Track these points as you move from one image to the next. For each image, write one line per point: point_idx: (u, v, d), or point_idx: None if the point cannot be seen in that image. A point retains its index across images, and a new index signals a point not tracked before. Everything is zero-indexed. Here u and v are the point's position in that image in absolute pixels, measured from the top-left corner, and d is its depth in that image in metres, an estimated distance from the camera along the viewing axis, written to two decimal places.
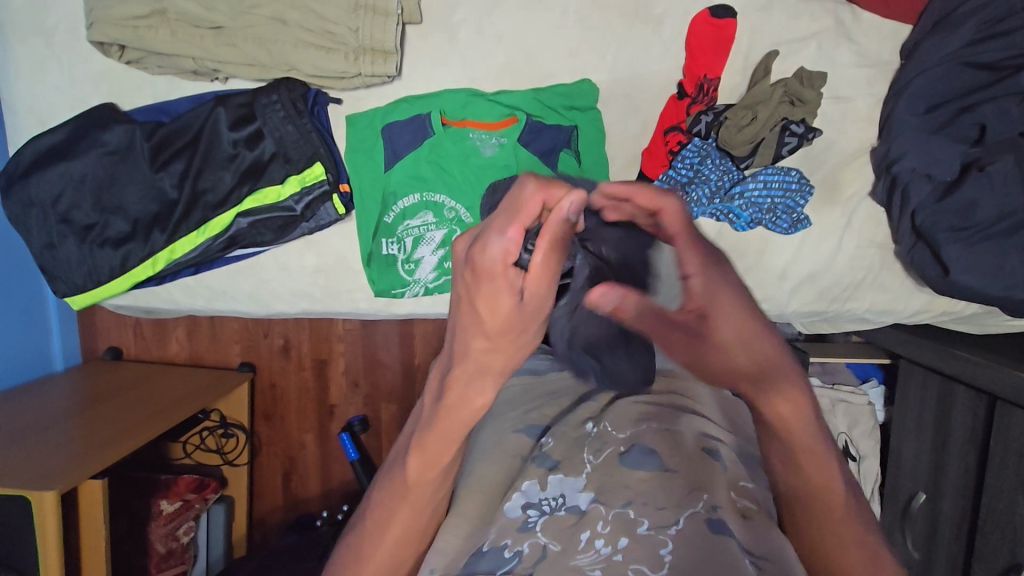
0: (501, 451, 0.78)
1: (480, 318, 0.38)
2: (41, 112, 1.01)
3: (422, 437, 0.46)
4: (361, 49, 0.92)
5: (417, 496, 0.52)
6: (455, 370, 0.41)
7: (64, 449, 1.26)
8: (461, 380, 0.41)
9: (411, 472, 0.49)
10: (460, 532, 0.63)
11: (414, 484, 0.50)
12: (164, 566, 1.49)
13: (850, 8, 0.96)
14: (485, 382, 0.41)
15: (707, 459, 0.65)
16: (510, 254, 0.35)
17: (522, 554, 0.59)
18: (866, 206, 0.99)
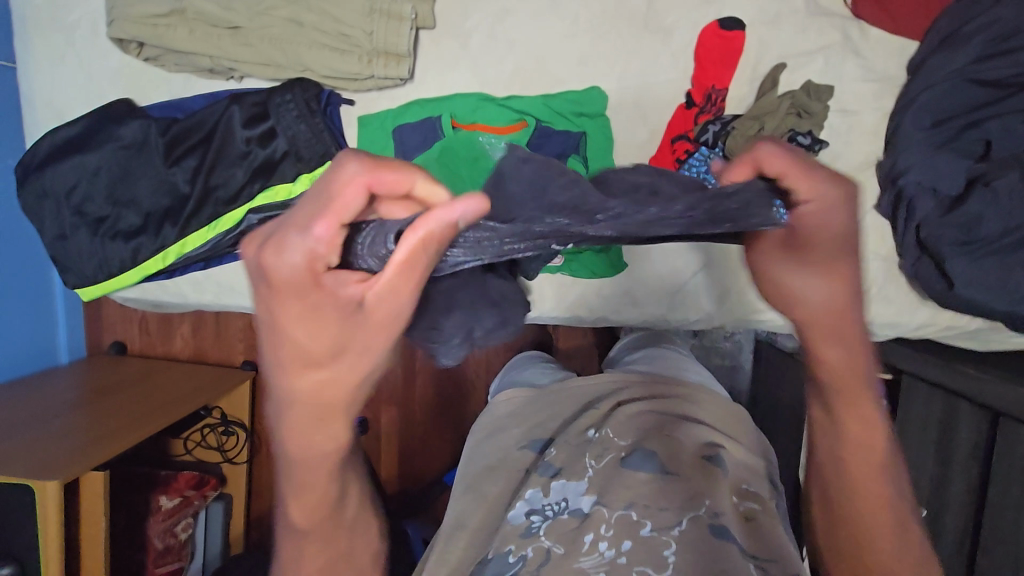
0: (504, 466, 0.77)
1: (297, 336, 0.37)
2: (59, 106, 1.03)
3: (296, 479, 0.48)
4: (375, 52, 0.93)
5: (310, 509, 0.52)
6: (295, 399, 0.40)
7: (66, 442, 1.26)
8: (305, 409, 0.41)
9: (296, 510, 0.52)
10: (461, 542, 0.69)
11: (309, 496, 0.50)
12: (161, 563, 1.50)
13: (858, 24, 0.96)
14: (335, 408, 0.42)
15: (707, 464, 0.66)
16: (325, 255, 0.35)
17: (526, 558, 0.60)
18: (871, 219, 1.00)
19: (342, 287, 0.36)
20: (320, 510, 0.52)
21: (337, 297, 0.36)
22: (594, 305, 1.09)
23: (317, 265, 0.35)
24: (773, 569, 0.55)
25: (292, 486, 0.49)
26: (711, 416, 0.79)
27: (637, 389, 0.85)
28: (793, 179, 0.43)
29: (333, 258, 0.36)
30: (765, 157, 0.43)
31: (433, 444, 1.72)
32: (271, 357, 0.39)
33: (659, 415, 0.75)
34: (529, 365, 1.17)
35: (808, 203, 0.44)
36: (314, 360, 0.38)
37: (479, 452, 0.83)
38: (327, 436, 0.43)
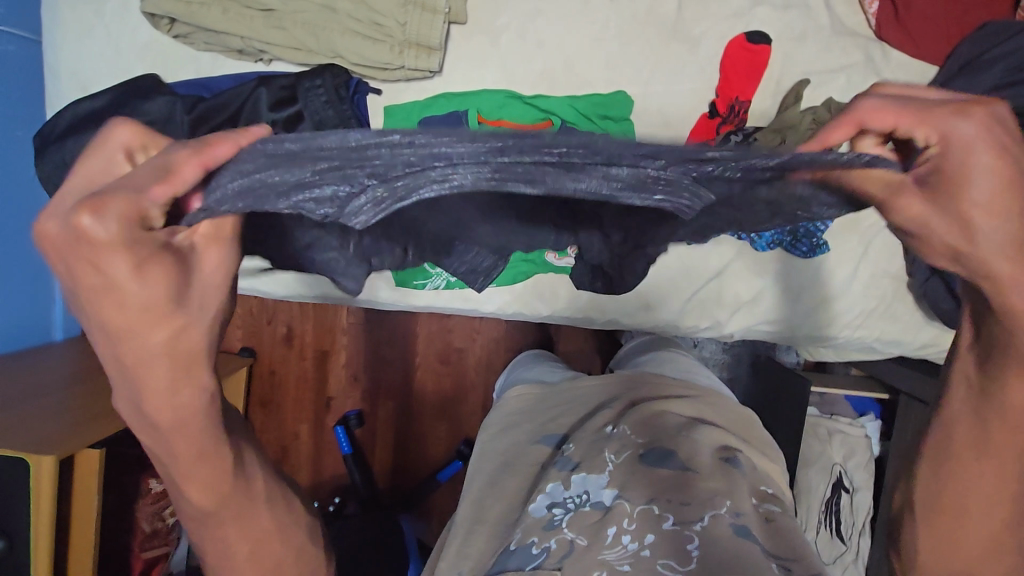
0: (521, 460, 0.78)
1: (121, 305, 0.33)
2: (84, 79, 1.04)
3: (178, 469, 0.44)
4: (406, 43, 0.94)
5: (207, 492, 0.46)
6: (139, 374, 0.36)
7: (60, 419, 1.24)
8: (160, 381, 0.37)
9: (197, 502, 0.47)
10: (483, 537, 0.69)
11: (197, 479, 0.45)
12: (147, 546, 1.49)
13: (880, 46, 0.99)
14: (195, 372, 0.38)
15: (723, 463, 0.68)
16: (152, 215, 0.33)
17: (550, 550, 0.61)
18: (884, 237, 1.02)
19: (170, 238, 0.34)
20: (219, 487, 0.46)
21: (172, 250, 0.34)
22: (608, 308, 1.10)
23: (140, 221, 0.32)
24: (798, 568, 0.55)
25: (177, 472, 0.44)
26: (722, 418, 0.82)
27: (651, 389, 0.87)
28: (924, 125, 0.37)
29: (158, 217, 0.33)
30: (868, 112, 0.39)
31: (428, 440, 1.71)
32: (107, 335, 0.34)
33: (674, 415, 0.78)
34: (535, 364, 1.16)
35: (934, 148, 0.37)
36: (158, 324, 0.35)
37: (491, 447, 0.83)
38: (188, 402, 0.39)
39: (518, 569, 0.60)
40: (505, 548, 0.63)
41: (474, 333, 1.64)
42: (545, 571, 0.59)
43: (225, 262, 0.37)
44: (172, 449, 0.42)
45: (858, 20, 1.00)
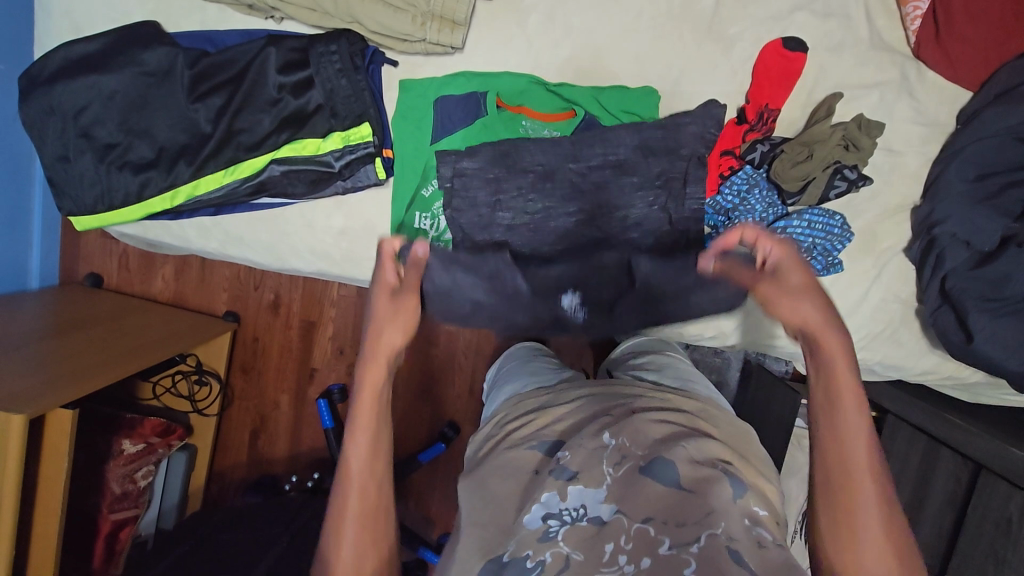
0: (512, 466, 0.74)
1: (387, 334, 0.72)
2: (78, 19, 0.97)
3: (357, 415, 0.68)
4: (430, 15, 0.89)
5: (366, 496, 0.66)
6: (380, 328, 0.72)
7: (30, 372, 1.19)
8: (384, 334, 0.71)
9: (355, 452, 0.66)
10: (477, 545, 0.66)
11: (366, 477, 0.66)
12: (116, 508, 1.42)
13: (916, 65, 0.95)
14: (393, 333, 0.72)
15: (717, 473, 0.65)
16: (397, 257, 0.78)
17: (544, 564, 0.59)
18: (898, 261, 1.01)
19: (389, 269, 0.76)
20: (375, 432, 0.68)
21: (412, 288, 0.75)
22: None
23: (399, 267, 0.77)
24: None
25: (359, 414, 0.68)
26: (721, 433, 0.80)
27: (647, 399, 0.83)
28: (764, 241, 0.68)
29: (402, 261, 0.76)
30: (748, 230, 0.69)
31: (410, 422, 1.68)
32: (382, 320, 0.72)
33: (668, 426, 0.75)
34: (527, 362, 1.10)
35: (773, 250, 0.67)
36: (405, 314, 0.73)
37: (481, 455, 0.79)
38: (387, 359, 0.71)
39: None
40: (498, 558, 0.62)
41: None
42: None
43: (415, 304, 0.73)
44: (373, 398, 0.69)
45: (898, 36, 0.95)
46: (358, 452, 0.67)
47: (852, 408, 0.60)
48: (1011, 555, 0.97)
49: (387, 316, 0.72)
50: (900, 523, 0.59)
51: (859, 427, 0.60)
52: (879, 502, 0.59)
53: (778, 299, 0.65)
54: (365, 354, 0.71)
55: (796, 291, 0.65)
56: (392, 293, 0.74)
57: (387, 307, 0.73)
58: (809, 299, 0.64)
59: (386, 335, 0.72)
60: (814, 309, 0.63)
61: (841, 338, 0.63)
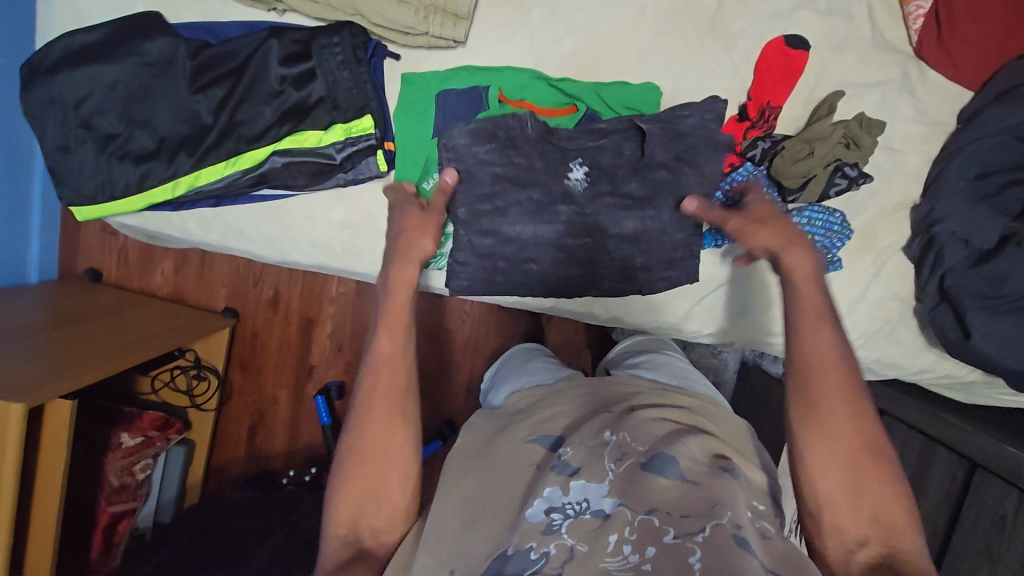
0: (513, 460, 0.74)
1: (421, 241, 0.78)
2: (79, 9, 0.96)
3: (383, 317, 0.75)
4: (433, 8, 0.89)
5: (395, 381, 0.74)
6: (404, 240, 0.79)
7: (29, 364, 1.19)
8: (407, 247, 0.78)
9: (381, 346, 0.74)
10: (483, 537, 0.65)
11: (394, 365, 0.74)
12: (114, 500, 1.42)
13: (918, 64, 0.96)
14: (419, 245, 0.78)
15: (721, 471, 0.66)
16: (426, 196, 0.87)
17: (549, 556, 0.59)
18: (897, 259, 1.01)
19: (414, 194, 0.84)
20: (399, 331, 0.75)
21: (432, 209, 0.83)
22: (612, 306, 1.08)
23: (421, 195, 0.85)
24: None
25: (386, 315, 0.76)
26: (721, 430, 0.80)
27: (647, 398, 0.83)
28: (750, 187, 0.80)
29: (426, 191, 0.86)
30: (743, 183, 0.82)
31: None
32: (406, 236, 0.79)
33: (668, 423, 0.76)
34: (525, 362, 1.10)
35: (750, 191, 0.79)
36: (426, 231, 0.79)
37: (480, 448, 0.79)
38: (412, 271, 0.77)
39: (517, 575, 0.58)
40: (501, 552, 0.61)
41: (463, 314, 1.60)
42: None
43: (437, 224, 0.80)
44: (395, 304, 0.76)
45: (899, 35, 0.95)
46: (383, 348, 0.74)
47: (812, 314, 0.69)
48: (1003, 551, 0.99)
49: (420, 227, 0.80)
50: (868, 417, 0.67)
51: (825, 334, 0.68)
52: (843, 406, 0.67)
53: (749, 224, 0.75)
54: (397, 258, 0.77)
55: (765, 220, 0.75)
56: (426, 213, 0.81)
57: (420, 220, 0.81)
58: (776, 230, 0.74)
59: (417, 242, 0.78)
60: (780, 241, 0.73)
61: (810, 258, 0.71)
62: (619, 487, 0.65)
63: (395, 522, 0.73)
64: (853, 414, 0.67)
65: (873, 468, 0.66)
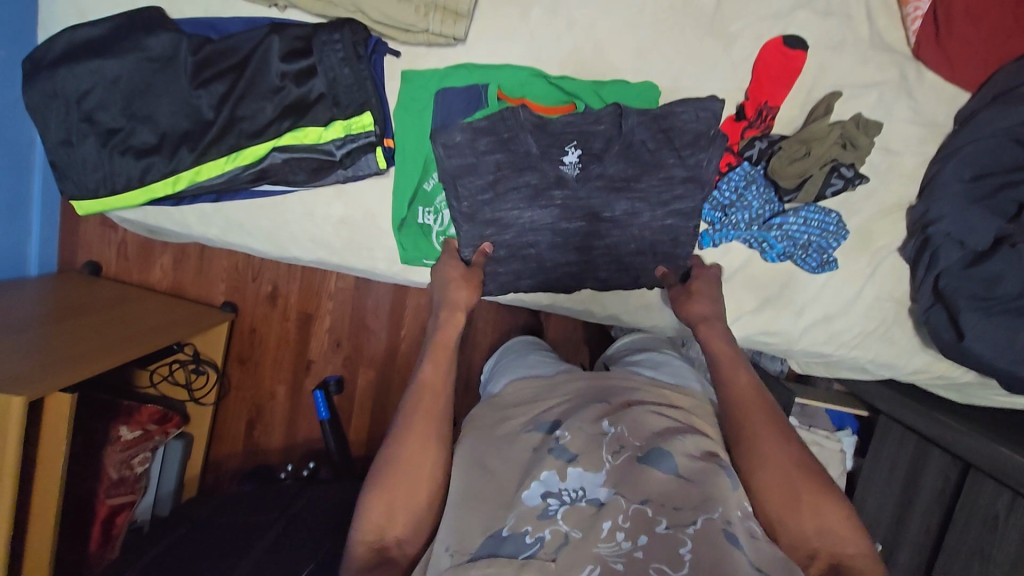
0: (512, 444, 0.74)
1: (458, 291, 0.89)
2: (81, 3, 0.97)
3: (432, 346, 0.83)
4: (433, 6, 0.90)
5: (435, 401, 0.78)
6: (450, 287, 0.90)
7: (31, 356, 1.20)
8: (454, 294, 0.88)
9: (427, 370, 0.80)
10: (477, 515, 0.66)
11: (436, 386, 0.79)
12: (113, 493, 1.43)
13: (916, 65, 0.96)
14: (461, 292, 0.89)
15: (716, 465, 0.67)
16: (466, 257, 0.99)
17: (544, 540, 0.60)
18: (893, 260, 1.02)
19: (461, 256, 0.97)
20: (446, 360, 0.82)
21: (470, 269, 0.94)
22: (609, 301, 1.09)
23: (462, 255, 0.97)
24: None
25: (434, 344, 0.83)
26: (715, 427, 0.81)
27: (645, 394, 0.84)
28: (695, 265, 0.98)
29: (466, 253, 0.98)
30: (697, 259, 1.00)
31: None
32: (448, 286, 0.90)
33: (666, 416, 0.76)
34: (523, 356, 1.11)
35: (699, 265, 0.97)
36: (469, 285, 0.90)
37: (480, 429, 0.80)
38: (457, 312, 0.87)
39: (510, 557, 0.60)
40: (497, 531, 0.63)
41: None
42: (539, 561, 0.58)
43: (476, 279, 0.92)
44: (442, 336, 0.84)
45: (898, 36, 0.96)
46: (427, 371, 0.80)
47: (731, 362, 0.82)
48: (995, 551, 0.99)
49: (453, 280, 0.91)
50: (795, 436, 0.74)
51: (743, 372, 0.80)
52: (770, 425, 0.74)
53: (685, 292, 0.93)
54: (444, 305, 0.87)
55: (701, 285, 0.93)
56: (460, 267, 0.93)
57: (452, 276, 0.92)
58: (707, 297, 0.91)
59: (460, 289, 0.89)
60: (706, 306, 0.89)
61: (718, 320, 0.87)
62: (618, 471, 0.66)
63: (419, 532, 0.72)
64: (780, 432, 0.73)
65: (809, 489, 0.69)
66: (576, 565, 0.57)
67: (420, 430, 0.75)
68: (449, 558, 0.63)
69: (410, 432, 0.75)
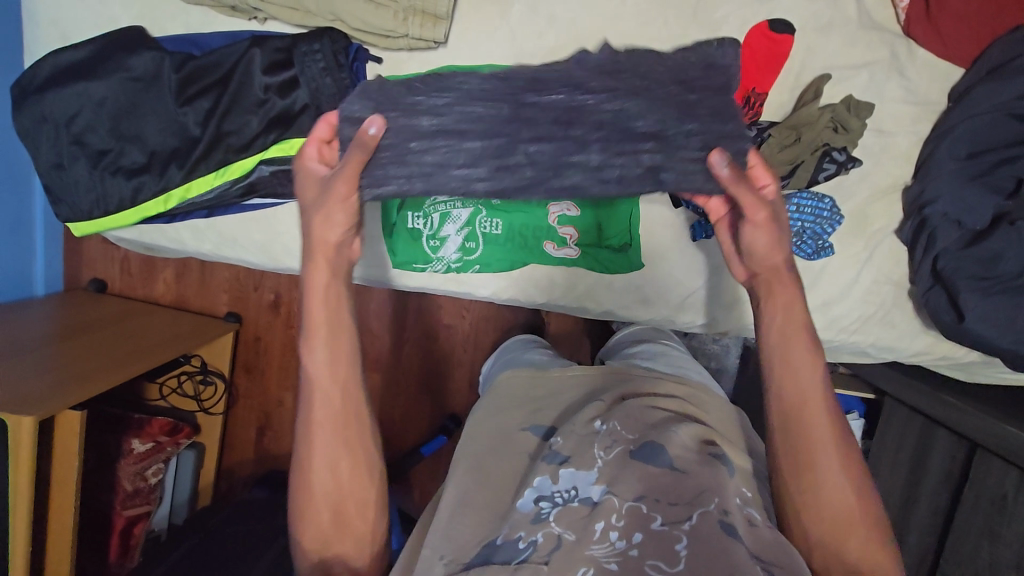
0: (512, 453, 0.75)
1: (323, 231, 0.65)
2: (65, 27, 0.97)
3: (308, 328, 0.65)
4: (411, 10, 0.89)
5: (331, 407, 0.66)
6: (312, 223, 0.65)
7: (42, 375, 1.22)
8: (323, 234, 0.65)
9: (313, 362, 0.65)
10: (470, 523, 0.67)
11: (329, 387, 0.66)
12: (129, 504, 1.45)
13: (907, 43, 0.94)
14: (332, 224, 0.65)
15: (711, 457, 0.66)
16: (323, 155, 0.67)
17: (536, 544, 0.60)
18: (890, 242, 1.00)
19: (311, 159, 0.67)
20: (334, 345, 0.66)
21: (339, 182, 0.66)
22: (604, 299, 1.08)
23: (321, 150, 0.67)
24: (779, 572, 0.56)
25: (308, 323, 0.65)
26: (715, 420, 0.81)
27: (641, 386, 0.83)
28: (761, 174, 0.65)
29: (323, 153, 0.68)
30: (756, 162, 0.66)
31: (410, 415, 1.69)
32: (310, 221, 0.66)
33: (660, 411, 0.76)
34: (521, 353, 1.12)
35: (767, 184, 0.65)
36: (339, 213, 0.64)
37: (476, 430, 0.80)
38: (328, 265, 0.65)
39: (505, 564, 0.60)
40: (492, 540, 0.63)
41: (464, 309, 1.61)
42: (531, 564, 0.58)
43: (348, 197, 0.64)
44: (314, 310, 0.65)
45: (887, 14, 0.94)
46: (311, 367, 0.65)
47: (806, 353, 0.66)
48: (1005, 530, 0.99)
49: (321, 209, 0.64)
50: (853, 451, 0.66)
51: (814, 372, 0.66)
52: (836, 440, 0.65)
53: (762, 230, 0.64)
54: (307, 253, 0.65)
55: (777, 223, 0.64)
56: (323, 182, 0.66)
57: (318, 197, 0.65)
58: (777, 233, 0.64)
59: (327, 229, 0.65)
60: (771, 249, 0.65)
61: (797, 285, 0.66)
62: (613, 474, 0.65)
63: (363, 549, 0.68)
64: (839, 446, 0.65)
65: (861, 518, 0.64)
66: (569, 567, 0.57)
67: (321, 441, 0.66)
68: (443, 567, 0.63)
69: (314, 446, 0.66)
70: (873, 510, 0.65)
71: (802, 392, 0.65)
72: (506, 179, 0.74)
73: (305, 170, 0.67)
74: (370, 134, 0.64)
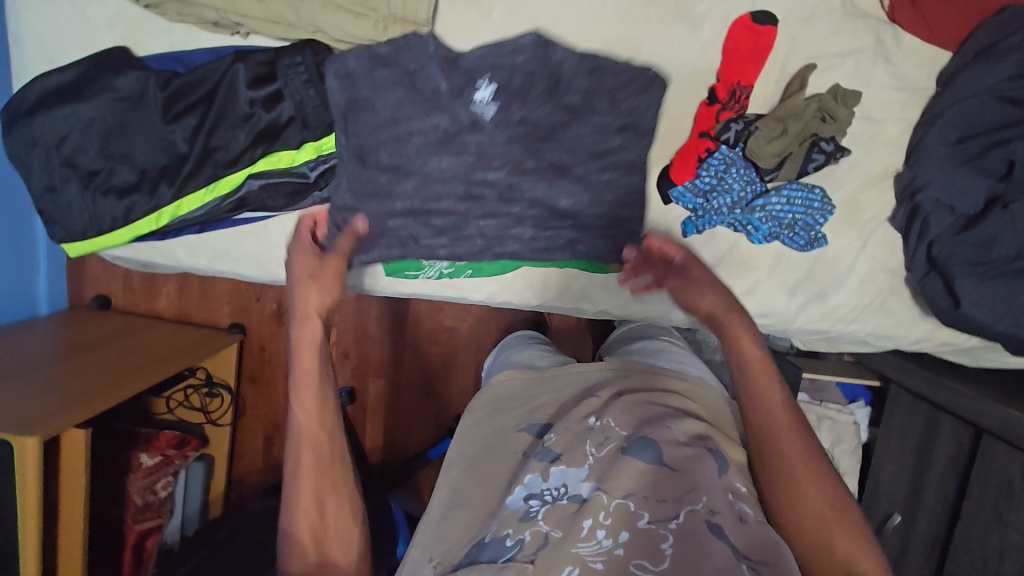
0: (504, 450, 0.75)
1: (308, 299, 0.79)
2: (50, 50, 0.98)
3: (296, 382, 0.76)
4: (392, 18, 0.88)
5: (318, 448, 0.75)
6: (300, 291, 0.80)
7: (48, 395, 1.23)
8: (308, 300, 0.79)
9: (299, 411, 0.75)
10: (462, 522, 0.69)
11: (315, 432, 0.75)
12: (140, 518, 1.47)
13: (892, 28, 0.93)
14: (314, 293, 0.79)
15: (703, 451, 0.65)
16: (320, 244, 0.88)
17: (523, 542, 0.61)
18: (883, 230, 0.99)
19: (297, 244, 0.88)
20: (319, 396, 0.76)
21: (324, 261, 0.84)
22: (598, 299, 1.08)
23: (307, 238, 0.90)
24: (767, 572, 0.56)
25: (297, 377, 0.76)
26: (710, 415, 0.80)
27: (637, 380, 0.82)
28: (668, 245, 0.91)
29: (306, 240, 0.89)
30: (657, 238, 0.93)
31: (416, 420, 1.70)
32: (297, 291, 0.80)
33: (656, 405, 0.74)
34: (520, 350, 1.12)
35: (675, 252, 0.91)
36: (323, 286, 0.80)
37: (473, 428, 0.80)
38: (314, 326, 0.79)
39: (491, 562, 0.61)
40: (479, 539, 0.64)
41: (465, 312, 1.61)
42: (517, 564, 0.59)
43: (334, 272, 0.82)
44: (303, 365, 0.77)
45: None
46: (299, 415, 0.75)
47: (764, 376, 0.76)
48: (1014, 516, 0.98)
49: (309, 282, 0.80)
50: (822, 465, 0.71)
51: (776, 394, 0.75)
52: (802, 450, 0.71)
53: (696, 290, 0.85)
54: (297, 318, 0.79)
55: (704, 280, 0.86)
56: (316, 260, 0.84)
57: (309, 270, 0.82)
58: (712, 291, 0.83)
59: (312, 299, 0.79)
60: (715, 300, 0.82)
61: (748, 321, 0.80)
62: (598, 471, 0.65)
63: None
64: (806, 459, 0.71)
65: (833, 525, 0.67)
66: (555, 566, 0.58)
67: (307, 484, 0.73)
68: (433, 567, 0.66)
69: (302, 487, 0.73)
70: (847, 521, 0.68)
71: (767, 409, 0.74)
72: (461, 245, 0.99)
73: (294, 248, 0.87)
74: (358, 227, 0.92)
